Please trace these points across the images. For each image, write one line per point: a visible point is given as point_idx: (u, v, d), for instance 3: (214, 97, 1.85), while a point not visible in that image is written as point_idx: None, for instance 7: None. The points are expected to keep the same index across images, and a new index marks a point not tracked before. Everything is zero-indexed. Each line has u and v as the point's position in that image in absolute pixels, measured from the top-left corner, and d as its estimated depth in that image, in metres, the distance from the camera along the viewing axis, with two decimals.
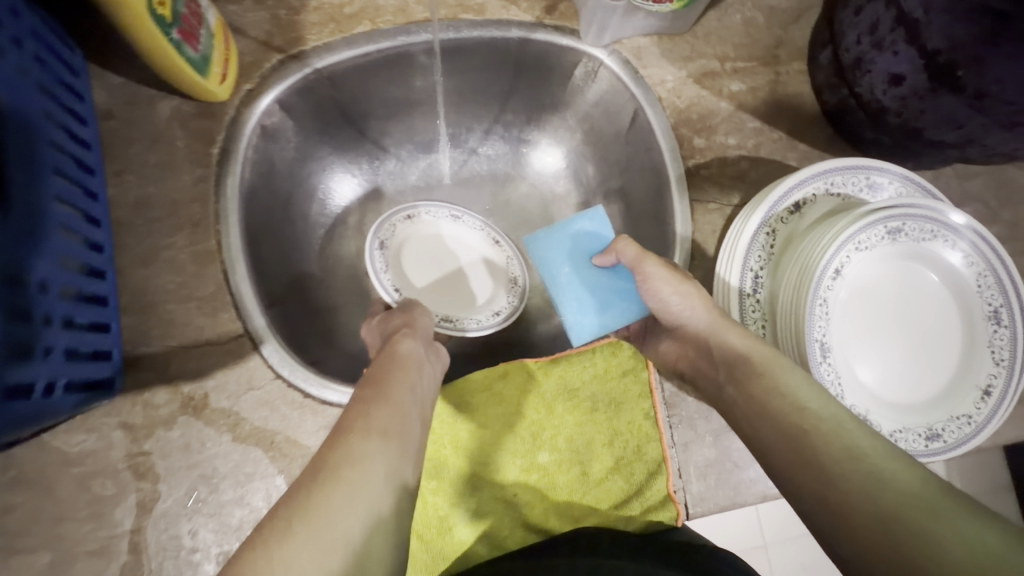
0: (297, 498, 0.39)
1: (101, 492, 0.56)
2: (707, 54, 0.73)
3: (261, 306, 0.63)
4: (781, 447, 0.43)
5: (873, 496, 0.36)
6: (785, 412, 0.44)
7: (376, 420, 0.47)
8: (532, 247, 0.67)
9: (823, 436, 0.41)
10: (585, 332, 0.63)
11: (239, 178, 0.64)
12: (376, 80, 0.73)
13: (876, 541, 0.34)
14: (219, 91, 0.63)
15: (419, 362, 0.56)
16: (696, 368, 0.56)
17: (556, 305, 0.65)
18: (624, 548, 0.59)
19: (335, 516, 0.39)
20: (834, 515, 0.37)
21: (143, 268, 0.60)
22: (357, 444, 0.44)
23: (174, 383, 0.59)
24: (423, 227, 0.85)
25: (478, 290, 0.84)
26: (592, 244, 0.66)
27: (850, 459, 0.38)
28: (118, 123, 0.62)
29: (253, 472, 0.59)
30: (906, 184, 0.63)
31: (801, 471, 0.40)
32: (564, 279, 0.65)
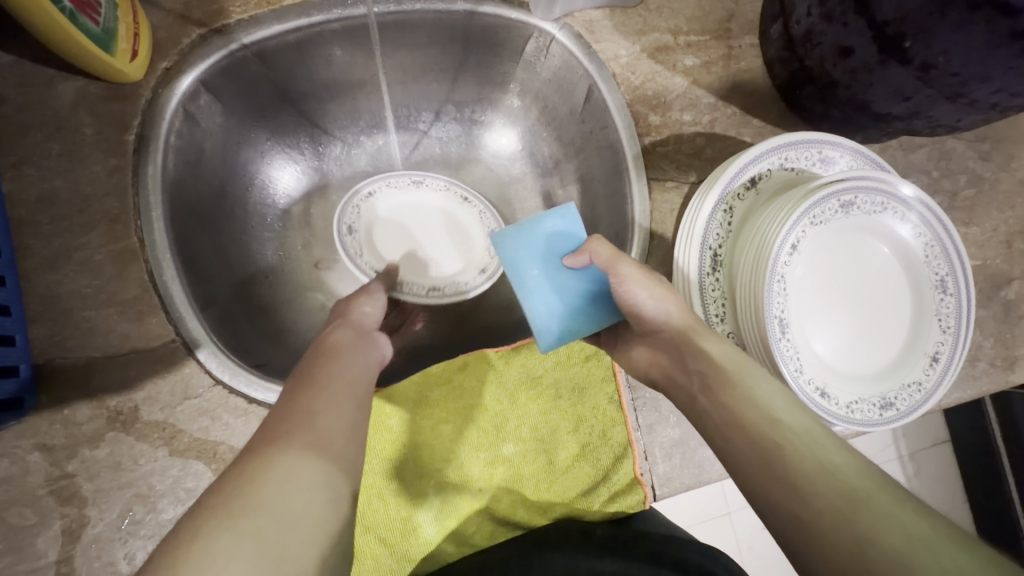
0: (231, 482, 0.36)
1: (20, 521, 0.51)
2: (660, 27, 0.71)
3: (195, 309, 0.58)
4: (752, 461, 0.41)
5: (850, 517, 0.34)
6: (757, 424, 0.42)
7: (313, 402, 0.43)
8: (498, 245, 0.60)
9: (796, 452, 0.39)
10: (551, 340, 0.58)
11: (159, 165, 0.57)
12: (312, 57, 0.67)
13: (849, 564, 0.33)
14: (131, 70, 0.56)
15: (349, 350, 0.52)
16: (667, 376, 0.53)
17: (523, 309, 0.58)
18: (592, 543, 0.58)
19: (264, 493, 0.35)
20: (808, 537, 0.35)
21: (53, 272, 0.54)
22: (299, 428, 0.40)
23: (98, 397, 0.53)
24: (385, 200, 0.79)
25: (453, 253, 0.80)
26: (562, 243, 0.59)
27: (823, 476, 0.37)
28: (11, 109, 0.55)
29: (195, 487, 0.54)
30: (856, 157, 0.63)
31: (775, 487, 0.38)
32: (533, 281, 0.58)
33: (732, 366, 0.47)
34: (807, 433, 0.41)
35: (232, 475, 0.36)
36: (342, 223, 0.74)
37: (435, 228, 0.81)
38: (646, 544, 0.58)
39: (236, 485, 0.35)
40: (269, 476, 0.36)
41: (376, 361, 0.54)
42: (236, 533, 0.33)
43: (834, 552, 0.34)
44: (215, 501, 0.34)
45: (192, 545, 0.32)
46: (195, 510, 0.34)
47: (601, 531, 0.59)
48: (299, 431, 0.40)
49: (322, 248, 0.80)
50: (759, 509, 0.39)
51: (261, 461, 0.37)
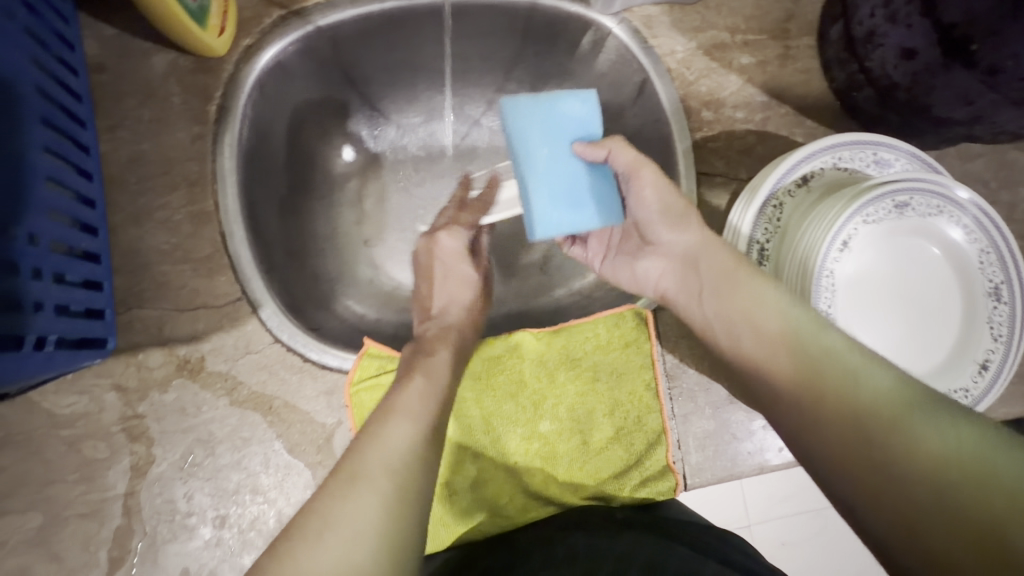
0: (329, 490, 0.40)
1: (93, 454, 0.55)
2: (717, 25, 0.71)
3: (260, 271, 0.60)
4: (766, 364, 0.47)
5: (852, 399, 0.41)
6: (770, 330, 0.48)
7: (387, 430, 0.44)
8: (507, 122, 0.56)
9: (806, 350, 0.45)
10: (549, 228, 0.55)
11: (237, 137, 0.61)
12: (379, 41, 0.70)
13: (850, 436, 0.40)
14: (219, 45, 0.60)
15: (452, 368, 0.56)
16: (679, 285, 0.58)
17: (528, 196, 0.55)
18: (614, 522, 0.59)
19: (349, 507, 0.38)
20: (820, 431, 0.42)
21: (137, 227, 0.58)
22: (372, 460, 0.41)
23: (169, 345, 0.57)
24: None
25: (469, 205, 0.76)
26: (578, 130, 0.56)
27: (830, 368, 0.43)
28: (110, 76, 0.60)
29: (251, 437, 0.58)
30: (913, 161, 0.62)
31: (787, 383, 0.45)
32: (543, 164, 0.55)
33: (746, 275, 0.52)
34: (820, 337, 0.46)
35: (336, 476, 0.41)
36: None
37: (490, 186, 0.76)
38: (665, 529, 0.57)
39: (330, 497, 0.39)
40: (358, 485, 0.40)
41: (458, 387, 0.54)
42: (328, 538, 0.36)
43: (840, 439, 0.41)
44: (295, 533, 0.37)
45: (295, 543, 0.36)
46: (305, 508, 0.39)
47: (622, 515, 0.60)
48: (373, 461, 0.41)
49: (372, 225, 0.82)
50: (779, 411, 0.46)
51: (359, 463, 0.41)
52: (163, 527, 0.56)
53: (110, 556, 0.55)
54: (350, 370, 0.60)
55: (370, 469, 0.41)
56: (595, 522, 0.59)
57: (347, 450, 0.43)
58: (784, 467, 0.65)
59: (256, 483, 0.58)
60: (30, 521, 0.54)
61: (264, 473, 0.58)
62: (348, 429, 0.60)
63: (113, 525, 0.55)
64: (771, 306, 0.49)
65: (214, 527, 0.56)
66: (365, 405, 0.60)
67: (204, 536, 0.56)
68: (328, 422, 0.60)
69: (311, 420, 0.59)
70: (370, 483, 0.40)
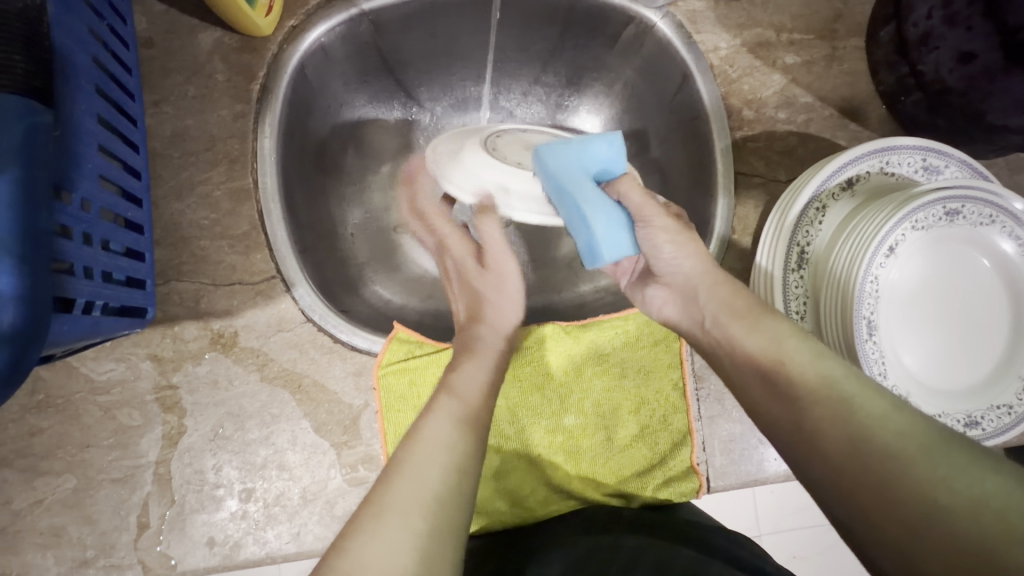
0: (358, 521, 0.35)
1: (128, 421, 0.57)
2: (763, 22, 0.70)
3: (295, 251, 0.60)
4: (756, 382, 0.43)
5: (846, 421, 0.36)
6: (762, 347, 0.43)
7: (421, 456, 0.40)
8: (546, 159, 0.50)
9: (800, 366, 0.40)
10: (611, 249, 0.50)
11: (277, 117, 0.61)
12: (420, 28, 0.70)
13: (844, 461, 0.35)
14: (265, 24, 0.61)
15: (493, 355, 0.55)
16: (683, 319, 0.52)
17: (587, 221, 0.49)
18: (622, 522, 0.59)
19: (378, 541, 0.34)
20: (807, 446, 0.38)
21: (178, 201, 0.59)
22: (403, 492, 0.37)
23: (204, 319, 0.58)
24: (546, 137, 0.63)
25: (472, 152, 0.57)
26: (603, 168, 0.51)
27: (825, 387, 0.39)
28: (158, 51, 0.60)
29: (280, 413, 0.59)
30: (963, 169, 0.60)
31: (777, 403, 0.40)
32: (593, 192, 0.50)
33: (749, 308, 0.46)
34: (814, 354, 0.41)
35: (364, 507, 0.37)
36: None
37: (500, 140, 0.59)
38: (679, 532, 0.56)
39: (357, 529, 0.35)
40: (388, 518, 0.35)
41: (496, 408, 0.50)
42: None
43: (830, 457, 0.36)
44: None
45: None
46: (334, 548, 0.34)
47: (629, 514, 0.60)
48: (405, 494, 0.37)
49: (401, 211, 0.80)
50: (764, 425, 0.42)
51: (388, 494, 0.37)
52: (191, 496, 0.57)
53: (139, 521, 0.56)
54: (379, 352, 0.60)
55: (402, 503, 0.36)
56: (598, 522, 0.59)
57: (375, 481, 0.39)
58: None
59: (283, 459, 0.58)
60: (66, 482, 0.56)
61: (291, 450, 0.59)
62: (374, 411, 0.60)
63: (144, 491, 0.56)
64: (769, 329, 0.44)
65: (241, 500, 0.57)
66: (391, 387, 0.60)
67: (230, 508, 0.57)
68: (355, 403, 0.60)
69: (339, 400, 0.60)
70: (402, 515, 0.36)
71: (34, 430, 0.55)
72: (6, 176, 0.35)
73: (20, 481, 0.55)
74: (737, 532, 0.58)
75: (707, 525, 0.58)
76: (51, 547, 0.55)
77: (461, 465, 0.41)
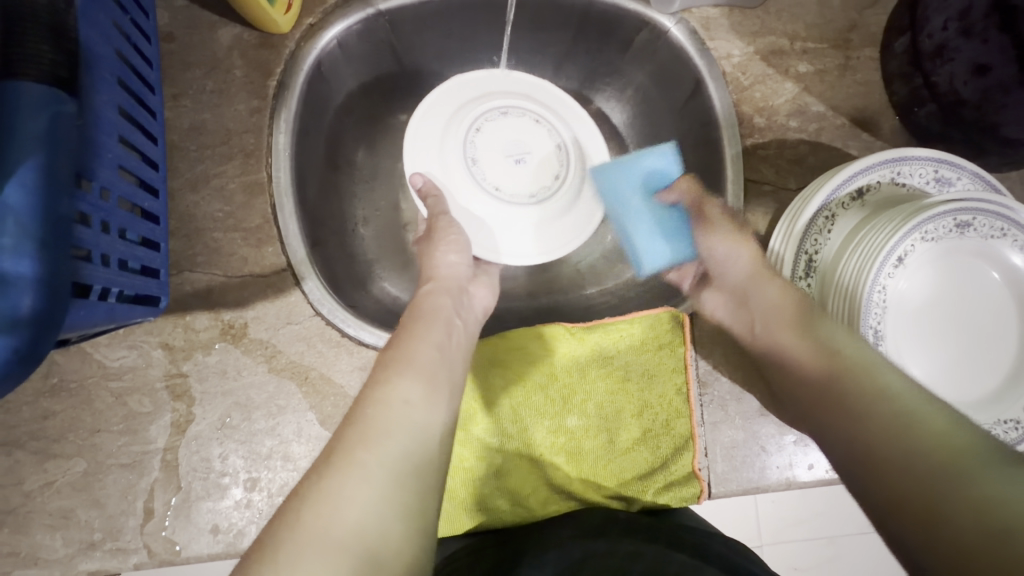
0: (313, 479, 0.36)
1: (138, 407, 0.58)
2: (777, 31, 0.70)
3: (306, 244, 0.61)
4: (818, 396, 0.46)
5: (901, 430, 0.38)
6: (823, 365, 0.47)
7: (381, 410, 0.40)
8: (603, 180, 0.68)
9: (861, 382, 0.43)
10: (655, 260, 0.65)
11: (292, 113, 0.62)
12: (435, 29, 0.71)
13: (894, 466, 0.36)
14: (283, 22, 0.62)
15: (447, 318, 0.52)
16: (732, 317, 0.61)
17: (629, 236, 0.66)
18: (616, 526, 0.59)
19: (341, 497, 0.34)
20: (846, 431, 0.41)
21: (193, 193, 0.60)
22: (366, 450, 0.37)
23: (215, 309, 0.59)
24: (497, 126, 0.72)
25: (473, 199, 0.69)
26: (657, 178, 0.66)
27: (883, 400, 0.41)
28: (178, 46, 0.62)
29: (286, 405, 0.59)
30: (976, 181, 0.60)
31: (838, 414, 0.43)
32: (636, 206, 0.66)
33: (796, 310, 0.53)
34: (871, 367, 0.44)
35: (327, 460, 0.37)
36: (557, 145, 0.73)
37: (479, 170, 0.70)
38: (683, 539, 0.56)
39: (315, 481, 0.35)
40: (350, 475, 0.36)
41: (460, 366, 0.49)
42: (314, 543, 0.32)
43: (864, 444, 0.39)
44: (280, 522, 0.33)
45: (278, 543, 0.32)
46: (282, 512, 0.34)
47: (625, 517, 0.61)
48: (368, 446, 0.38)
49: (411, 210, 0.81)
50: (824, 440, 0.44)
51: (352, 447, 0.37)
52: (197, 483, 0.58)
53: (146, 507, 0.57)
54: (385, 348, 0.61)
55: (356, 446, 0.37)
56: (593, 525, 0.59)
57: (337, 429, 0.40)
58: (812, 485, 0.65)
59: (288, 450, 0.59)
60: (76, 466, 0.57)
61: (296, 441, 0.59)
62: None
63: (151, 477, 0.57)
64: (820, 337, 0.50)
65: (245, 489, 0.58)
66: None
67: (235, 497, 0.58)
68: None
69: (344, 394, 0.60)
70: (361, 470, 0.36)
71: (46, 414, 0.57)
72: (33, 162, 0.37)
73: (32, 462, 0.56)
74: (734, 540, 0.58)
75: (703, 532, 0.58)
76: (59, 528, 0.56)
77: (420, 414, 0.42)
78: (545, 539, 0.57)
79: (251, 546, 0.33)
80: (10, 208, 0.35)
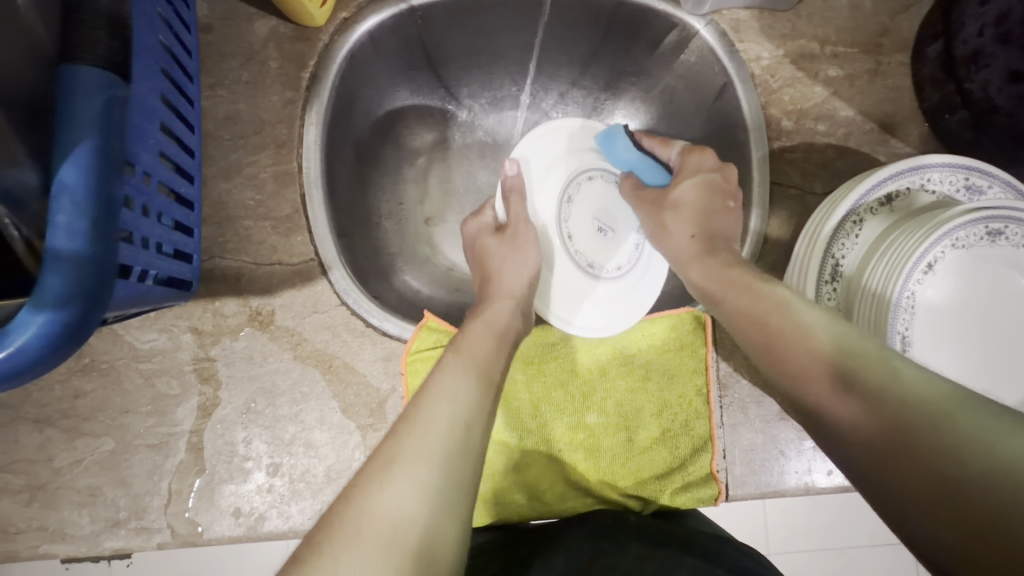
0: (362, 481, 0.39)
1: (167, 390, 0.59)
2: (807, 34, 0.70)
3: (334, 235, 0.62)
4: (801, 374, 0.43)
5: (900, 412, 0.37)
6: (799, 339, 0.44)
7: (432, 417, 0.43)
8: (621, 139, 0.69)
9: (844, 356, 0.42)
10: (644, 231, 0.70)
11: (323, 105, 0.63)
12: (464, 26, 0.71)
13: (899, 454, 0.36)
14: (318, 15, 0.62)
15: (503, 336, 0.54)
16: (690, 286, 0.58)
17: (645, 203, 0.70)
18: (631, 524, 0.59)
19: (387, 501, 0.37)
20: (845, 417, 0.40)
21: (226, 181, 0.62)
22: (411, 447, 0.40)
23: (243, 296, 0.60)
24: (608, 189, 0.66)
25: (548, 234, 0.63)
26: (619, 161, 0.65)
27: (879, 380, 0.39)
28: (215, 37, 0.63)
29: (310, 392, 0.60)
30: (1008, 190, 0.59)
31: (829, 396, 0.41)
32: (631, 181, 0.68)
33: (758, 287, 0.50)
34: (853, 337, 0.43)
35: (376, 462, 0.40)
36: (639, 236, 0.67)
37: (568, 214, 0.64)
38: (702, 548, 0.55)
39: (362, 486, 0.38)
40: (393, 481, 0.38)
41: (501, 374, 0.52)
42: (360, 544, 0.35)
43: (867, 433, 0.38)
44: (334, 527, 0.36)
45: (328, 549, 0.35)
46: (328, 517, 0.37)
47: (635, 518, 0.61)
48: (417, 454, 0.40)
49: (434, 205, 0.82)
50: (817, 423, 0.42)
51: (400, 452, 0.40)
52: (222, 466, 0.59)
53: (171, 487, 0.58)
54: (409, 339, 0.61)
55: (409, 457, 0.40)
56: (609, 524, 0.59)
57: (387, 432, 0.43)
58: (831, 492, 0.64)
59: (310, 437, 0.60)
60: (104, 445, 0.58)
61: (319, 428, 0.60)
62: (401, 396, 0.62)
63: (176, 459, 0.58)
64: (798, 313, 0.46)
65: (268, 473, 0.59)
66: (418, 374, 0.61)
67: (258, 481, 0.59)
68: (382, 386, 0.61)
69: (366, 383, 0.61)
70: (409, 472, 0.39)
71: (78, 393, 0.58)
72: (88, 144, 0.37)
73: (63, 440, 0.58)
74: (749, 546, 0.57)
75: (718, 535, 0.57)
76: (87, 505, 0.58)
77: (468, 428, 0.44)
78: (560, 537, 0.57)
79: (302, 544, 0.36)
80: (66, 188, 0.36)
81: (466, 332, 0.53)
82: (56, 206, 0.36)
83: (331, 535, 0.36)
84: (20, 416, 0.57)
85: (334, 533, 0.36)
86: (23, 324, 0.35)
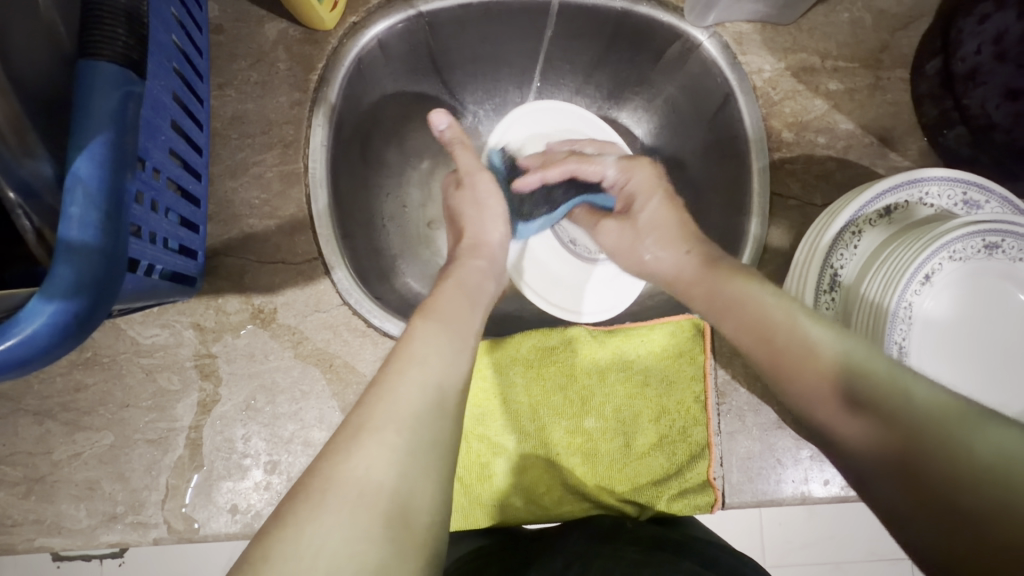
0: (332, 449, 0.38)
1: (168, 385, 0.59)
2: (808, 48, 0.71)
3: (337, 235, 0.62)
4: (812, 394, 0.43)
5: (911, 426, 0.38)
6: (808, 359, 0.44)
7: (396, 388, 0.42)
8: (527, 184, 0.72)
9: (854, 373, 0.42)
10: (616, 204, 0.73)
11: (331, 108, 0.64)
12: (471, 33, 0.72)
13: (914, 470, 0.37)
14: (327, 18, 0.63)
15: (473, 300, 0.55)
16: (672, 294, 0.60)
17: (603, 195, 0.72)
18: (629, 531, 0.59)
19: (357, 466, 0.37)
20: (859, 434, 0.40)
21: (233, 180, 0.62)
22: (386, 411, 0.40)
23: (246, 293, 0.61)
24: None
25: None
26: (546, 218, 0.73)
27: (888, 395, 0.40)
28: (225, 38, 0.64)
29: (310, 391, 0.61)
30: (1004, 206, 0.60)
31: (843, 415, 0.41)
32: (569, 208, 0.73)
33: (755, 297, 0.50)
34: (859, 348, 0.43)
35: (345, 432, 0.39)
36: None
37: None
38: (698, 554, 0.54)
39: (331, 454, 0.38)
40: (359, 448, 0.38)
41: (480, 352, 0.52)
42: (331, 511, 0.35)
43: (881, 451, 0.39)
44: (297, 498, 0.35)
45: (291, 520, 0.34)
46: (296, 487, 0.36)
47: (632, 526, 0.61)
48: (393, 426, 0.40)
49: (437, 208, 0.82)
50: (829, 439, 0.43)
51: (370, 419, 0.40)
52: (220, 462, 0.59)
53: (168, 483, 0.58)
54: None
55: (378, 423, 0.39)
56: (606, 530, 0.59)
57: (357, 400, 0.42)
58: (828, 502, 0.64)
59: (309, 435, 0.60)
60: (104, 438, 0.58)
61: (318, 427, 0.60)
62: None
63: (175, 454, 0.59)
64: (806, 329, 0.46)
65: (265, 471, 0.59)
66: None
67: (255, 478, 0.59)
68: None
69: (366, 382, 0.61)
70: (376, 437, 0.39)
71: (79, 386, 0.58)
72: (102, 138, 0.38)
73: (63, 433, 0.58)
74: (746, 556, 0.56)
75: (714, 542, 0.57)
76: (84, 499, 0.58)
77: (440, 391, 0.44)
78: (558, 542, 0.57)
79: (270, 516, 0.35)
80: (80, 179, 0.37)
81: (436, 297, 0.53)
82: (69, 197, 0.37)
83: (302, 505, 0.35)
84: (20, 408, 0.57)
85: (300, 502, 0.35)
86: (31, 314, 0.35)
